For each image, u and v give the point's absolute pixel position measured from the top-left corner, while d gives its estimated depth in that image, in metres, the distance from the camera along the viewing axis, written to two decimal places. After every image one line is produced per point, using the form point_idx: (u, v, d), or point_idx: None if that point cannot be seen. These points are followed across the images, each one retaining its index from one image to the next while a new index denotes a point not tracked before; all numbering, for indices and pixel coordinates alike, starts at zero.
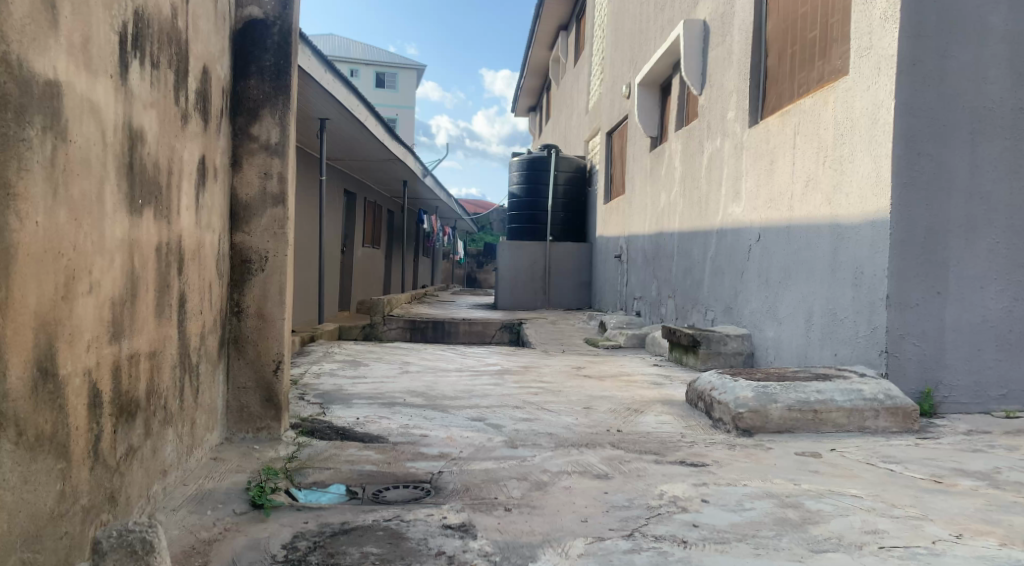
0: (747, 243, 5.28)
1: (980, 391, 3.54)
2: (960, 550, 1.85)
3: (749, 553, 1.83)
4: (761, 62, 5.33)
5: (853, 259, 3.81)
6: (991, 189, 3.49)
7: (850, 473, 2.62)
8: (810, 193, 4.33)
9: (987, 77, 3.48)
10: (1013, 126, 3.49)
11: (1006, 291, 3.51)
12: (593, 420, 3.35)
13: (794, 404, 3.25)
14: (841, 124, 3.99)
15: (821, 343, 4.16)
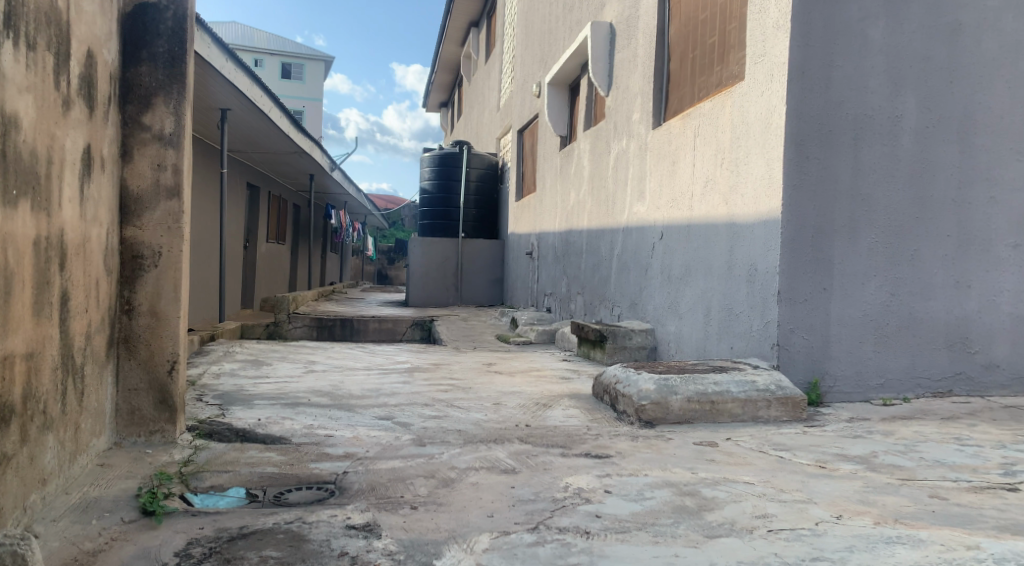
0: (651, 241, 5.45)
1: (861, 381, 3.77)
2: (840, 530, 1.99)
3: (647, 541, 1.91)
4: (663, 65, 5.50)
5: (748, 257, 4.00)
6: (871, 191, 3.72)
7: (743, 460, 2.76)
8: (709, 194, 4.50)
9: (868, 86, 3.71)
10: (890, 133, 3.73)
11: (884, 287, 3.75)
12: (502, 415, 3.40)
13: (692, 396, 3.40)
14: (737, 127, 4.18)
15: (719, 336, 4.34)
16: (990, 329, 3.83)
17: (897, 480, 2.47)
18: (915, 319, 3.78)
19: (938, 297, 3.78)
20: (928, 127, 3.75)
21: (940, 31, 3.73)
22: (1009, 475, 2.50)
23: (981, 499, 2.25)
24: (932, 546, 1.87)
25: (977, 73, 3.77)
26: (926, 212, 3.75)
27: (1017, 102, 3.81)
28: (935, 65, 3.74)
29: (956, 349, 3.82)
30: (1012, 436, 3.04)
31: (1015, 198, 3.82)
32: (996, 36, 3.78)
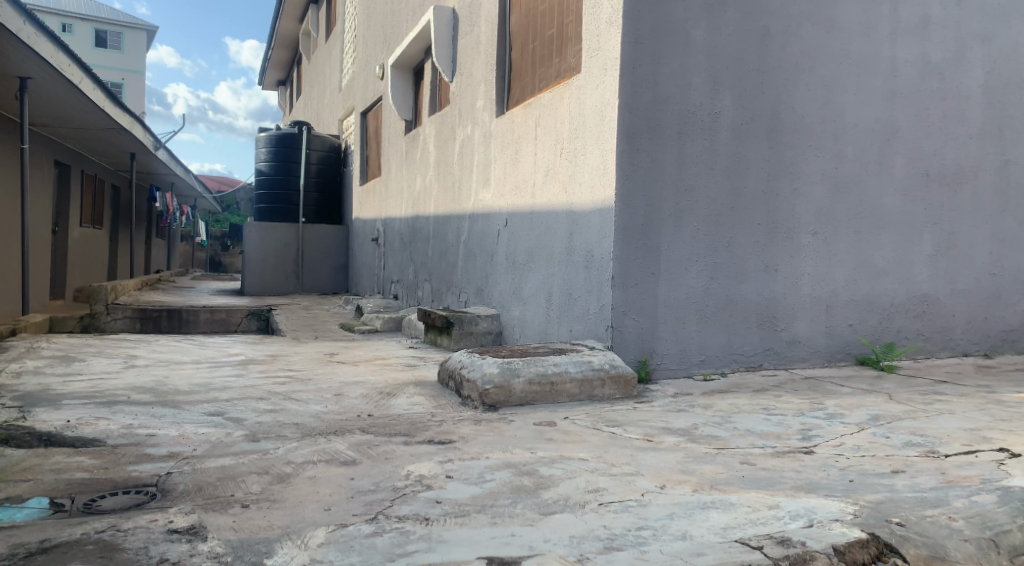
0: (496, 227, 5.54)
1: (685, 358, 4.04)
2: (663, 499, 2.13)
3: (486, 523, 1.96)
4: (505, 53, 5.57)
5: (585, 243, 4.17)
6: (693, 182, 3.98)
7: (579, 438, 2.89)
8: (550, 182, 4.64)
9: (691, 84, 3.94)
10: (710, 129, 3.99)
11: (705, 272, 4.03)
12: (343, 406, 3.35)
13: (533, 378, 3.50)
14: (574, 117, 4.33)
15: (560, 320, 4.49)
16: (794, 308, 4.22)
17: (713, 450, 2.68)
18: (731, 300, 4.09)
19: (750, 280, 4.12)
20: (742, 124, 4.05)
21: (752, 35, 4.04)
22: (806, 440, 2.78)
23: (784, 463, 2.49)
24: (740, 508, 2.04)
25: (783, 76, 4.11)
26: (741, 202, 4.07)
27: (817, 104, 4.19)
28: (749, 67, 4.04)
29: (765, 327, 4.17)
30: (811, 404, 3.38)
31: (814, 191, 4.22)
32: (799, 42, 4.13)
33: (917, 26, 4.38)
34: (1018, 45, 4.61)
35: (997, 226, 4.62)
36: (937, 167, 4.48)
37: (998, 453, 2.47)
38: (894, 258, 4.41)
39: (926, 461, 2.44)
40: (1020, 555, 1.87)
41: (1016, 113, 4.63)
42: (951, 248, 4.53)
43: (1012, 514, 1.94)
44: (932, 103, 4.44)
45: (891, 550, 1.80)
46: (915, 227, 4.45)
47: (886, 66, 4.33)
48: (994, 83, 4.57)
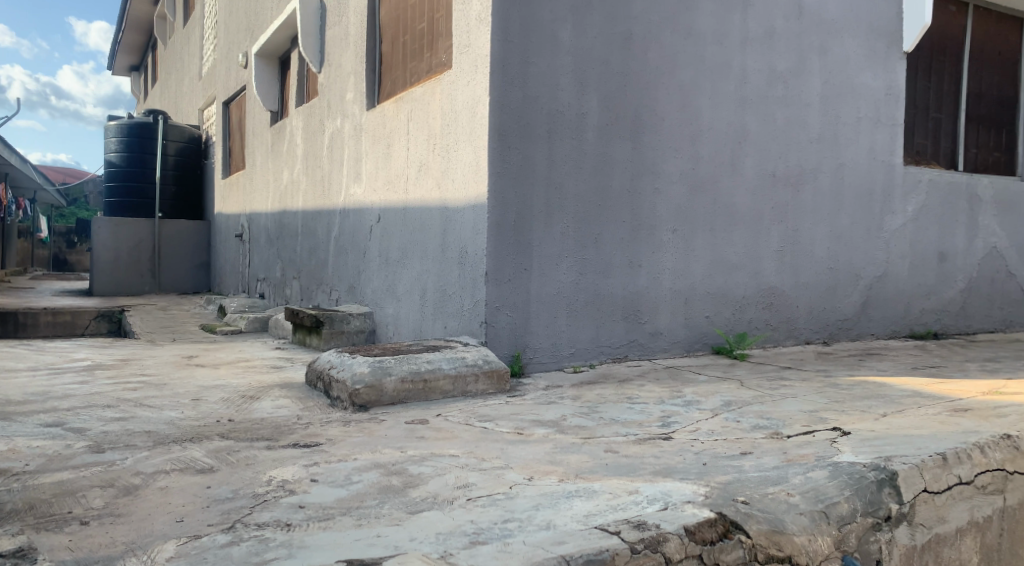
0: (368, 223, 5.45)
1: (556, 352, 4.12)
2: (530, 491, 2.17)
3: (351, 525, 1.93)
4: (375, 46, 5.47)
5: (458, 240, 4.18)
6: (562, 180, 4.06)
7: (451, 434, 2.89)
8: (423, 177, 4.62)
9: (559, 84, 4.02)
10: (578, 128, 4.09)
11: (575, 267, 4.13)
12: (201, 411, 3.20)
13: (406, 376, 3.47)
14: (446, 114, 4.32)
15: (434, 317, 4.48)
16: (656, 301, 4.40)
17: (580, 440, 2.75)
18: (599, 295, 4.21)
19: (616, 275, 4.26)
20: (607, 124, 4.18)
21: (615, 39, 4.17)
22: (666, 426, 2.91)
23: (644, 450, 2.59)
24: (602, 494, 2.11)
25: (645, 79, 4.27)
26: (606, 200, 4.19)
27: (675, 107, 4.38)
28: (612, 69, 4.17)
29: (630, 321, 4.32)
30: (671, 392, 3.54)
31: (674, 190, 4.41)
32: (659, 47, 4.30)
33: (764, 36, 4.66)
34: (851, 58, 5.00)
35: (834, 224, 5.00)
36: (782, 169, 4.79)
37: (831, 432, 2.67)
38: (746, 253, 4.68)
39: (771, 442, 2.60)
40: (848, 524, 2.03)
41: (849, 121, 5.03)
42: (795, 243, 4.86)
43: (842, 486, 2.10)
44: (777, 109, 4.74)
45: (737, 527, 1.91)
46: (763, 225, 4.74)
47: (737, 74, 4.58)
48: (830, 92, 4.94)
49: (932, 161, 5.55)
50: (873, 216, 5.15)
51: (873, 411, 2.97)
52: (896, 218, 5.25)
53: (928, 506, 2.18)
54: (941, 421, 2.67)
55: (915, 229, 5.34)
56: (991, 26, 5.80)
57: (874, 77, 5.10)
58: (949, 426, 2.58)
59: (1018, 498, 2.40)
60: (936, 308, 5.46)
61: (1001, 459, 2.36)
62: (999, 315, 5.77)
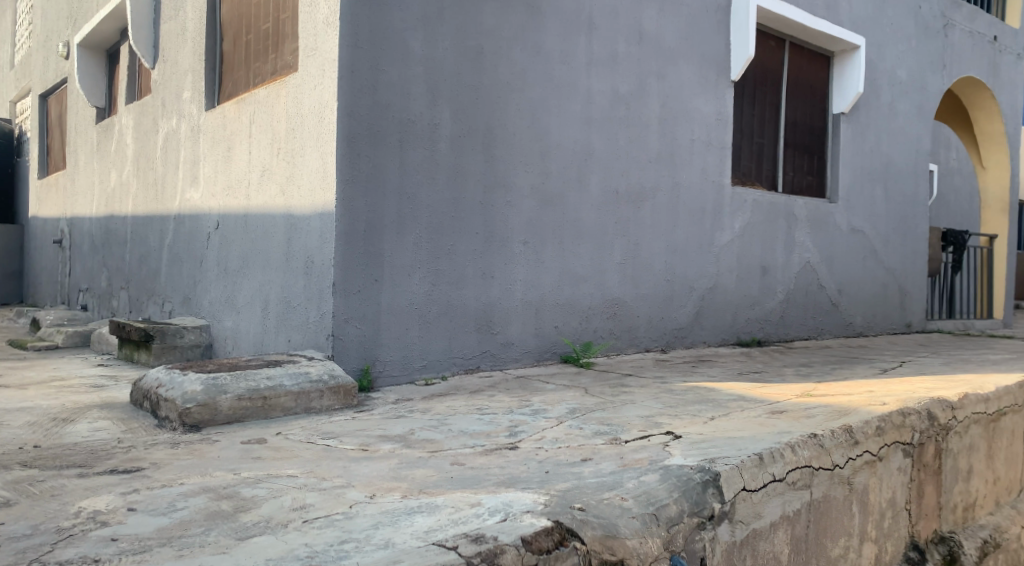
0: (205, 231, 5.16)
1: (407, 364, 4.06)
2: (371, 509, 2.11)
3: (170, 557, 1.80)
4: (215, 44, 5.21)
5: (304, 249, 4.04)
6: (414, 190, 4.03)
7: (290, 453, 2.77)
8: (266, 183, 4.44)
9: (410, 93, 3.99)
10: (430, 138, 4.07)
11: (427, 278, 4.10)
12: (2, 438, 2.88)
13: (243, 394, 3.30)
14: (291, 118, 4.18)
15: (276, 329, 4.30)
16: (508, 312, 4.44)
17: (425, 454, 2.72)
18: (451, 306, 4.20)
19: (468, 286, 4.26)
20: (460, 136, 4.18)
21: (466, 52, 4.19)
22: (512, 436, 2.93)
23: (489, 461, 2.60)
24: (444, 509, 2.09)
25: (495, 93, 4.32)
26: (459, 211, 4.20)
27: (525, 121, 4.46)
28: (464, 81, 4.19)
29: (482, 331, 4.34)
30: (519, 402, 3.58)
31: (524, 203, 4.48)
32: (509, 62, 4.37)
33: (607, 59, 4.85)
34: (685, 84, 5.30)
35: (671, 238, 5.27)
36: (625, 185, 5.00)
37: (664, 436, 2.79)
38: (592, 265, 4.83)
39: (610, 448, 2.69)
40: (675, 525, 2.12)
41: (684, 142, 5.33)
42: (636, 257, 5.08)
43: (670, 488, 2.20)
44: (620, 129, 4.95)
45: (573, 534, 1.95)
46: (607, 238, 4.92)
47: (582, 93, 4.73)
48: (668, 114, 5.21)
49: (755, 183, 6.00)
50: (705, 231, 5.48)
51: (703, 415, 3.14)
52: (725, 234, 5.61)
53: (747, 503, 2.31)
54: (761, 424, 2.86)
55: (742, 244, 5.73)
56: (804, 61, 6.34)
57: (705, 103, 5.43)
58: (767, 428, 2.77)
59: (822, 492, 2.56)
60: (759, 318, 5.87)
61: (808, 456, 2.53)
62: (813, 323, 6.29)
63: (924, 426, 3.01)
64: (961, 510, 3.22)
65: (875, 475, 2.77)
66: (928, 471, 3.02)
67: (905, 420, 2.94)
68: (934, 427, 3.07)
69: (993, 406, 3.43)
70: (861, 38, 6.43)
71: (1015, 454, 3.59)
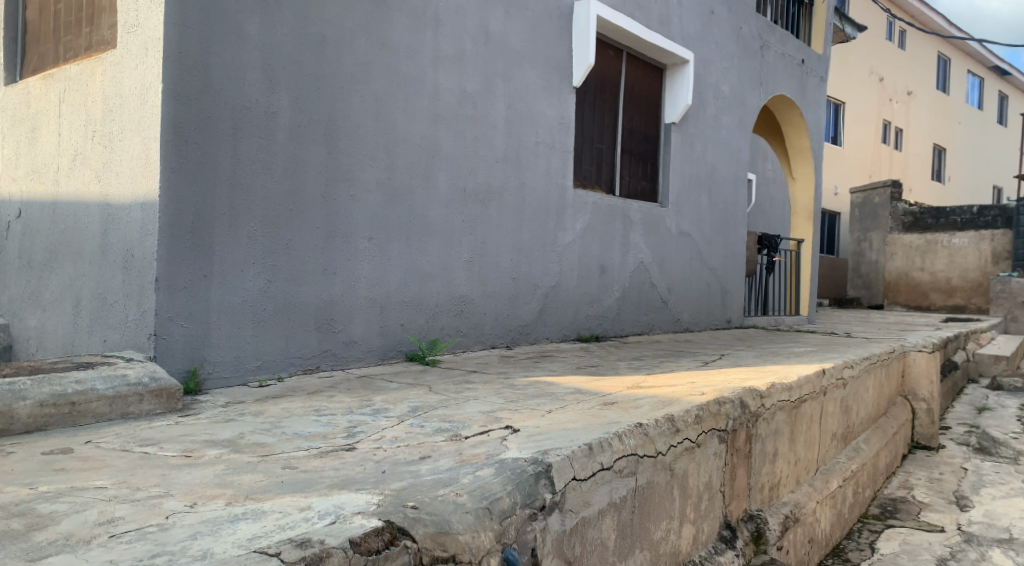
0: (5, 219, 4.64)
1: (239, 365, 3.85)
2: (188, 519, 1.97)
3: None
4: (18, 11, 4.71)
5: (122, 242, 3.73)
6: (249, 181, 3.83)
7: (101, 463, 2.54)
8: (80, 169, 4.06)
9: (245, 80, 3.79)
10: (267, 128, 3.88)
11: (262, 274, 3.91)
12: None
13: (46, 399, 2.99)
14: (109, 99, 3.85)
15: (90, 329, 3.94)
16: (350, 310, 4.32)
17: (255, 458, 2.58)
18: (289, 303, 4.03)
19: (307, 283, 4.11)
20: (299, 126, 4.02)
21: (306, 40, 4.03)
22: (350, 437, 2.85)
23: (324, 463, 2.50)
24: (271, 514, 1.99)
25: (338, 84, 4.18)
26: (298, 205, 4.04)
27: (370, 115, 4.35)
28: (304, 70, 4.03)
29: (323, 330, 4.20)
30: (359, 402, 3.49)
31: (368, 199, 4.38)
32: (353, 54, 4.25)
33: (453, 57, 4.83)
34: (530, 86, 5.38)
35: (516, 238, 5.33)
36: (472, 184, 5.00)
37: (502, 431, 2.81)
38: (438, 263, 4.80)
39: (449, 444, 2.67)
40: (508, 517, 2.13)
41: (529, 144, 5.41)
42: (482, 255, 5.10)
43: (504, 481, 2.21)
44: (467, 128, 4.94)
45: (403, 533, 1.92)
46: (454, 237, 4.90)
47: (429, 89, 4.68)
48: (513, 115, 5.27)
49: (595, 186, 6.23)
50: (549, 231, 5.60)
51: (541, 409, 3.20)
52: (567, 234, 5.76)
53: (576, 492, 2.37)
54: (594, 415, 2.95)
55: (582, 244, 5.91)
56: (640, 71, 6.64)
57: (549, 107, 5.55)
58: (599, 419, 2.86)
59: (647, 478, 2.67)
60: (597, 314, 6.09)
61: (634, 445, 2.64)
62: (645, 320, 6.60)
63: (736, 413, 3.23)
64: (767, 490, 3.47)
65: (694, 460, 2.93)
66: (740, 455, 3.24)
67: (721, 409, 3.15)
68: (745, 414, 3.29)
69: (796, 394, 3.75)
70: (690, 53, 6.82)
71: (813, 437, 3.93)
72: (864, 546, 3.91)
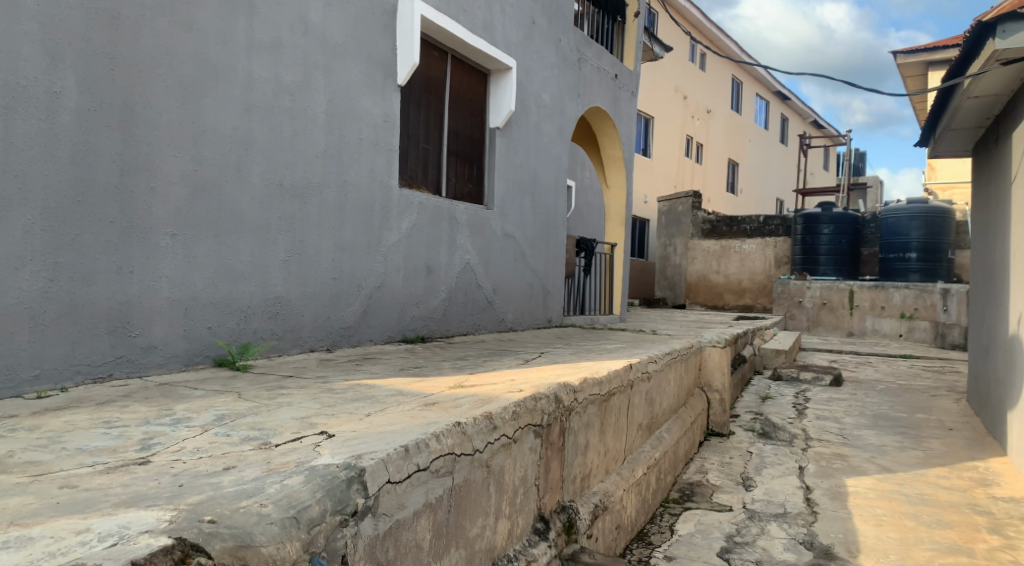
0: None
1: (12, 374, 3.47)
2: None
3: None
4: None
5: None
6: (22, 167, 3.46)
7: None
8: None
9: (21, 54, 3.43)
10: (47, 109, 3.53)
11: (42, 272, 3.55)
12: None
13: None
14: None
15: None
16: (150, 312, 4.02)
17: (26, 478, 2.31)
18: (76, 304, 3.69)
19: (99, 283, 3.77)
20: (88, 110, 3.69)
21: (98, 16, 3.70)
22: (143, 450, 2.64)
23: (111, 480, 2.30)
24: (40, 541, 1.83)
25: (136, 67, 3.88)
26: (87, 196, 3.70)
27: (174, 101, 4.07)
28: (95, 48, 3.70)
29: (117, 335, 3.88)
30: (158, 412, 3.24)
31: (172, 191, 4.09)
32: (154, 34, 3.95)
33: (269, 46, 4.60)
34: (352, 82, 5.24)
35: (338, 236, 5.18)
36: (290, 180, 4.80)
37: (316, 436, 2.73)
38: (251, 262, 4.56)
39: (257, 453, 2.54)
40: (316, 525, 2.07)
41: (351, 141, 5.27)
42: (300, 253, 4.91)
43: (313, 489, 2.15)
44: (284, 120, 4.73)
45: (196, 550, 1.87)
46: (270, 234, 4.68)
47: (242, 78, 4.44)
48: (334, 110, 5.11)
49: (420, 186, 6.19)
50: (372, 230, 5.48)
51: (360, 412, 3.13)
52: (392, 234, 5.68)
53: (391, 495, 2.34)
54: (412, 417, 2.93)
55: (408, 244, 5.86)
56: (464, 74, 6.69)
57: (372, 104, 5.43)
58: (417, 420, 2.85)
59: (463, 476, 2.69)
60: (422, 315, 6.06)
61: (451, 444, 2.65)
62: (469, 320, 6.66)
63: (551, 408, 3.34)
64: (579, 480, 3.62)
65: (510, 456, 3.00)
66: (554, 448, 3.35)
67: (536, 405, 3.24)
68: (559, 409, 3.42)
69: (606, 388, 3.94)
70: (512, 59, 6.97)
71: (621, 428, 4.15)
72: (665, 528, 4.18)
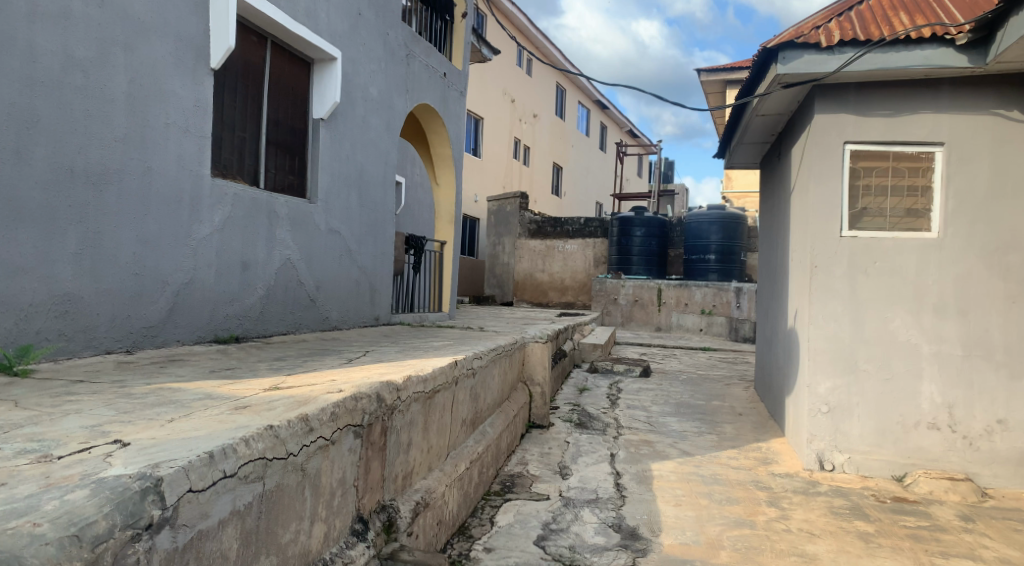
0: None
1: None
2: None
3: None
4: None
5: None
6: None
7: None
8: None
9: None
10: None
11: None
12: None
13: None
14: None
15: None
16: None
17: None
18: None
19: None
20: None
21: None
22: None
23: None
24: None
25: None
26: None
27: None
28: None
29: None
30: None
31: None
32: None
33: (57, 15, 4.26)
34: (157, 62, 4.91)
35: (140, 228, 4.84)
36: (81, 166, 4.43)
37: (109, 445, 2.54)
38: (32, 254, 4.22)
39: (34, 467, 2.33)
40: (102, 543, 2.02)
41: (156, 125, 4.92)
42: (95, 246, 4.55)
43: (101, 503, 2.08)
44: (75, 99, 4.37)
45: None
46: (57, 224, 4.34)
47: (22, 49, 4.10)
48: (136, 91, 4.76)
49: (236, 177, 5.91)
50: (180, 222, 5.16)
51: (161, 419, 2.95)
52: (204, 227, 5.38)
53: (193, 504, 2.25)
54: (220, 421, 2.81)
55: (221, 239, 5.57)
56: (286, 63, 6.46)
57: (181, 87, 5.11)
58: (225, 425, 2.74)
59: (275, 481, 2.61)
60: (238, 314, 5.80)
61: (262, 448, 2.57)
62: (291, 319, 6.45)
63: (372, 408, 3.33)
64: (401, 479, 3.62)
65: (327, 458, 2.95)
66: (375, 448, 3.33)
67: (356, 404, 3.21)
68: (381, 408, 3.40)
69: (430, 385, 3.97)
70: (337, 50, 6.82)
71: (445, 425, 4.20)
72: (485, 521, 4.27)
